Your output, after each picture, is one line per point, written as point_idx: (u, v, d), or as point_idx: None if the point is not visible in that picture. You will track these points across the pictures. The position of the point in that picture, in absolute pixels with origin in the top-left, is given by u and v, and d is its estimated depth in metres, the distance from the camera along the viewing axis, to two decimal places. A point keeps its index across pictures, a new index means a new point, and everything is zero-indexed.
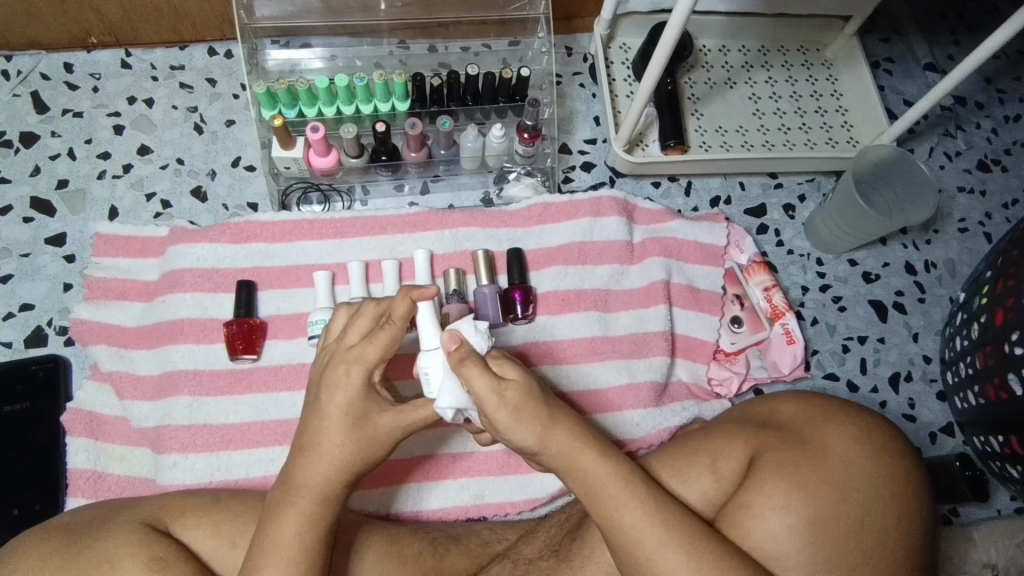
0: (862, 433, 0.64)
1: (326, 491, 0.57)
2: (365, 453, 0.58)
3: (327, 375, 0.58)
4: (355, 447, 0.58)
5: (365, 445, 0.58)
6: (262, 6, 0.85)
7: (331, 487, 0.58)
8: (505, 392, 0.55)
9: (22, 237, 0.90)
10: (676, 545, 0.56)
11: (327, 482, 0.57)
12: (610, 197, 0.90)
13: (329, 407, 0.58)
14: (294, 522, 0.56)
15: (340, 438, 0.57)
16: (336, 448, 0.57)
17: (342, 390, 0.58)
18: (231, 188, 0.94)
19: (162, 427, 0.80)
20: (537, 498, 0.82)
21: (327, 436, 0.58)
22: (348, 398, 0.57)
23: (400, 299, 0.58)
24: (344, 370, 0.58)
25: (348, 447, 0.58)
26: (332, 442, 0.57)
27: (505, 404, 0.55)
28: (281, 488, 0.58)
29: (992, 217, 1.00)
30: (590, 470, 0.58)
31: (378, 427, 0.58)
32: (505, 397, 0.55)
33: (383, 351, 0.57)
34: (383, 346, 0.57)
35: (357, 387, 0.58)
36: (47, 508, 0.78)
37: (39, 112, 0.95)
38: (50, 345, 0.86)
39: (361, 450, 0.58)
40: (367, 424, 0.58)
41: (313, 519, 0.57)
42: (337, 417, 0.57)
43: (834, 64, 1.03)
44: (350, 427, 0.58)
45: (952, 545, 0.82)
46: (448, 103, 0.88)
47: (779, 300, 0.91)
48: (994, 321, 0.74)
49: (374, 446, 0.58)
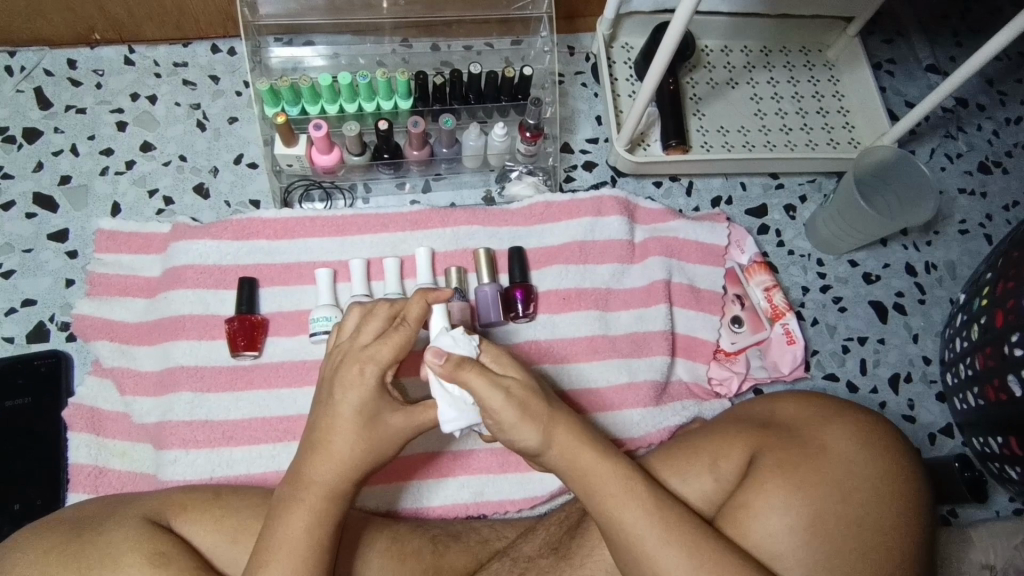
0: (861, 433, 0.64)
1: (334, 487, 0.58)
2: (374, 452, 0.59)
3: (341, 374, 0.59)
4: (366, 445, 0.58)
5: (376, 444, 0.58)
6: (265, 4, 0.85)
7: (339, 483, 0.58)
8: (507, 388, 0.56)
9: (25, 233, 0.90)
10: (677, 543, 0.56)
11: (335, 478, 0.58)
12: (612, 196, 0.91)
13: (342, 406, 0.58)
14: (302, 518, 0.56)
15: (351, 435, 0.58)
16: (346, 445, 0.58)
17: (356, 390, 0.58)
18: (233, 185, 0.94)
19: (163, 423, 0.80)
20: (537, 496, 0.82)
21: (337, 434, 0.58)
22: (361, 397, 0.58)
23: (416, 301, 0.60)
24: (357, 369, 0.58)
25: (359, 446, 0.58)
26: (342, 440, 0.58)
27: (512, 400, 0.56)
28: (288, 484, 0.58)
29: (993, 219, 1.00)
30: (590, 469, 0.58)
31: (390, 426, 0.59)
32: (508, 394, 0.56)
33: (397, 351, 0.58)
34: (398, 347, 0.58)
35: (370, 386, 0.58)
36: (48, 503, 0.78)
37: (42, 108, 0.95)
38: (52, 340, 0.86)
39: (371, 448, 0.58)
40: (379, 422, 0.59)
41: (322, 515, 0.57)
42: (349, 415, 0.58)
43: (836, 66, 1.03)
44: (361, 426, 0.58)
45: (951, 546, 0.82)
46: (450, 102, 0.88)
47: (780, 300, 0.92)
48: (995, 322, 0.74)
49: (385, 445, 0.59)
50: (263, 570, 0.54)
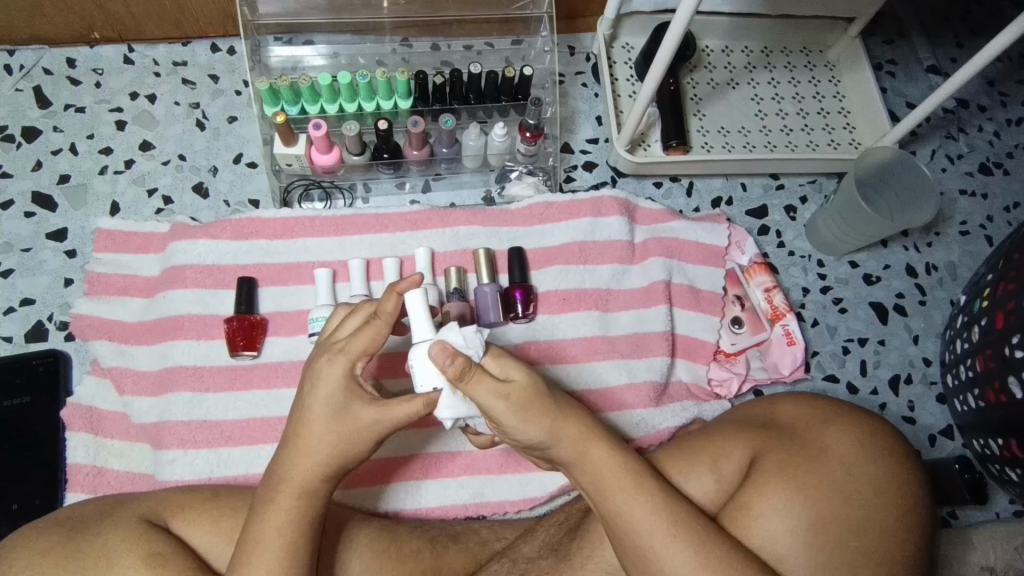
0: (865, 437, 0.63)
1: (309, 485, 0.58)
2: (346, 447, 0.58)
3: (314, 368, 0.59)
4: (337, 440, 0.58)
5: (347, 439, 0.58)
6: (266, 3, 0.85)
7: (312, 481, 0.58)
8: (509, 395, 0.54)
9: (23, 232, 0.90)
10: (683, 541, 0.56)
11: (308, 475, 0.58)
12: (611, 197, 0.90)
13: (312, 400, 0.58)
14: (276, 517, 0.56)
15: (322, 431, 0.57)
16: (318, 441, 0.57)
17: (325, 382, 0.58)
18: (232, 185, 0.94)
19: (162, 424, 0.80)
20: (536, 497, 0.82)
21: (311, 429, 0.58)
22: (330, 391, 0.57)
23: (387, 295, 0.57)
24: (327, 361, 0.58)
25: (329, 439, 0.57)
26: (315, 436, 0.58)
27: (512, 405, 0.54)
28: (266, 483, 0.58)
29: (993, 221, 1.00)
30: (600, 463, 0.58)
31: (359, 419, 0.57)
32: (510, 399, 0.54)
33: (369, 343, 0.58)
34: (370, 339, 0.58)
35: (339, 380, 0.58)
36: (47, 503, 0.78)
37: (41, 107, 0.95)
38: (50, 340, 0.86)
39: (343, 443, 0.58)
40: (348, 417, 0.58)
41: (295, 514, 0.57)
42: (320, 409, 0.57)
43: (837, 66, 1.03)
44: (332, 419, 0.57)
45: (950, 547, 0.82)
46: (450, 102, 0.87)
47: (781, 301, 0.91)
48: (995, 324, 0.74)
49: (359, 438, 0.58)
50: (240, 569, 0.55)
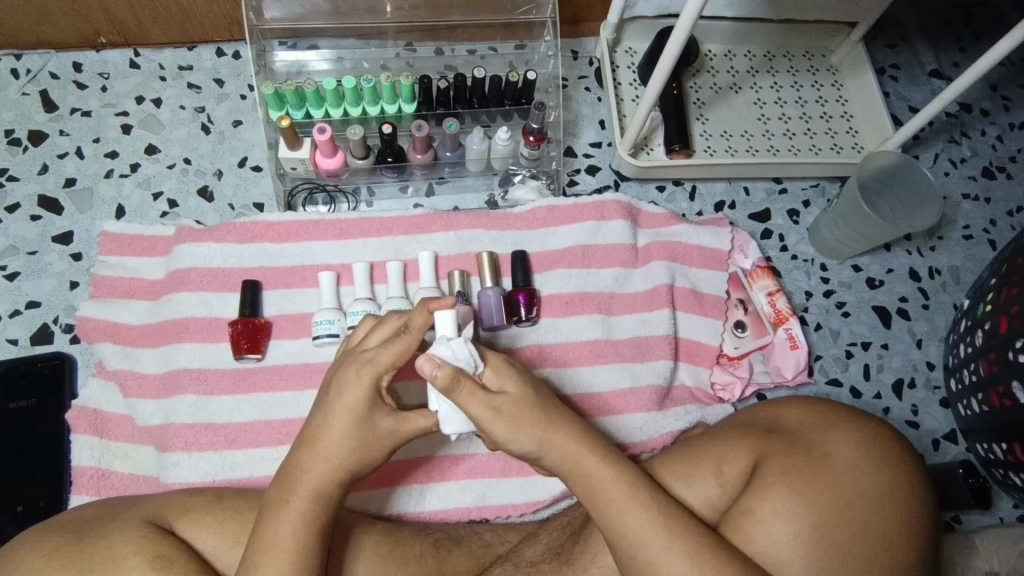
0: (868, 440, 0.63)
1: (322, 489, 0.58)
2: (362, 452, 0.58)
3: (341, 375, 0.58)
4: (354, 445, 0.58)
5: (364, 444, 0.58)
6: (271, 8, 0.85)
7: (327, 485, 0.58)
8: (499, 407, 0.55)
9: (29, 235, 0.91)
10: (684, 550, 0.56)
11: (322, 480, 0.58)
12: (614, 200, 0.91)
13: (337, 407, 0.58)
14: (290, 520, 0.56)
15: (341, 435, 0.58)
16: (335, 446, 0.58)
17: (352, 391, 0.58)
18: (237, 188, 0.94)
19: (167, 426, 0.80)
20: (540, 500, 0.82)
21: (329, 434, 0.58)
22: (356, 400, 0.57)
23: (418, 311, 0.57)
24: (355, 371, 0.58)
25: (346, 446, 0.58)
26: (335, 441, 0.58)
27: (501, 416, 0.55)
28: (278, 486, 0.59)
29: (997, 225, 1.00)
30: (597, 472, 0.58)
31: (379, 428, 0.58)
32: (498, 409, 0.55)
33: (399, 357, 0.57)
34: (399, 353, 0.57)
35: (365, 389, 0.58)
36: (52, 505, 0.78)
37: (48, 111, 0.96)
38: (55, 342, 0.87)
39: (360, 448, 0.58)
40: (369, 424, 0.58)
41: (308, 517, 0.57)
42: (343, 415, 0.58)
43: (840, 70, 1.03)
44: (353, 425, 0.58)
45: (954, 552, 0.82)
46: (454, 105, 0.88)
47: (784, 305, 0.91)
48: (999, 329, 0.74)
49: (373, 445, 0.59)
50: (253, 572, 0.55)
